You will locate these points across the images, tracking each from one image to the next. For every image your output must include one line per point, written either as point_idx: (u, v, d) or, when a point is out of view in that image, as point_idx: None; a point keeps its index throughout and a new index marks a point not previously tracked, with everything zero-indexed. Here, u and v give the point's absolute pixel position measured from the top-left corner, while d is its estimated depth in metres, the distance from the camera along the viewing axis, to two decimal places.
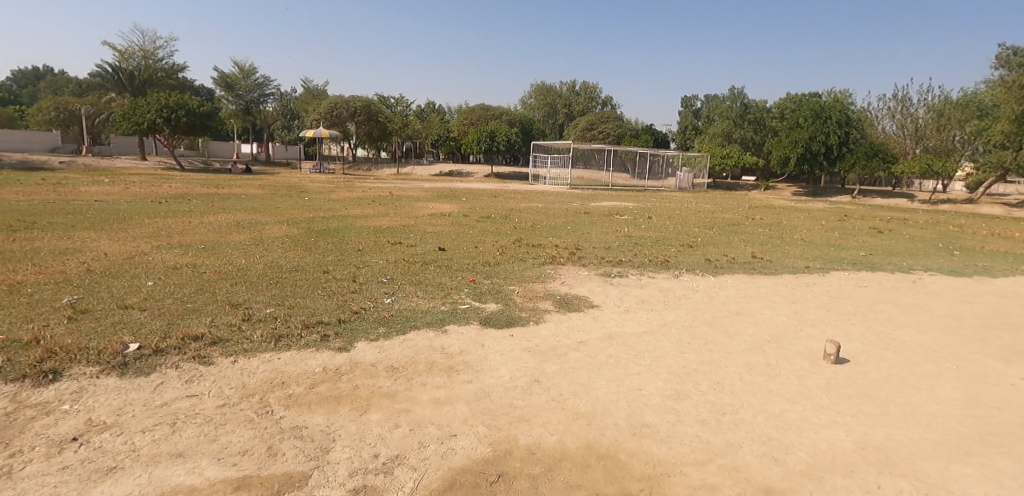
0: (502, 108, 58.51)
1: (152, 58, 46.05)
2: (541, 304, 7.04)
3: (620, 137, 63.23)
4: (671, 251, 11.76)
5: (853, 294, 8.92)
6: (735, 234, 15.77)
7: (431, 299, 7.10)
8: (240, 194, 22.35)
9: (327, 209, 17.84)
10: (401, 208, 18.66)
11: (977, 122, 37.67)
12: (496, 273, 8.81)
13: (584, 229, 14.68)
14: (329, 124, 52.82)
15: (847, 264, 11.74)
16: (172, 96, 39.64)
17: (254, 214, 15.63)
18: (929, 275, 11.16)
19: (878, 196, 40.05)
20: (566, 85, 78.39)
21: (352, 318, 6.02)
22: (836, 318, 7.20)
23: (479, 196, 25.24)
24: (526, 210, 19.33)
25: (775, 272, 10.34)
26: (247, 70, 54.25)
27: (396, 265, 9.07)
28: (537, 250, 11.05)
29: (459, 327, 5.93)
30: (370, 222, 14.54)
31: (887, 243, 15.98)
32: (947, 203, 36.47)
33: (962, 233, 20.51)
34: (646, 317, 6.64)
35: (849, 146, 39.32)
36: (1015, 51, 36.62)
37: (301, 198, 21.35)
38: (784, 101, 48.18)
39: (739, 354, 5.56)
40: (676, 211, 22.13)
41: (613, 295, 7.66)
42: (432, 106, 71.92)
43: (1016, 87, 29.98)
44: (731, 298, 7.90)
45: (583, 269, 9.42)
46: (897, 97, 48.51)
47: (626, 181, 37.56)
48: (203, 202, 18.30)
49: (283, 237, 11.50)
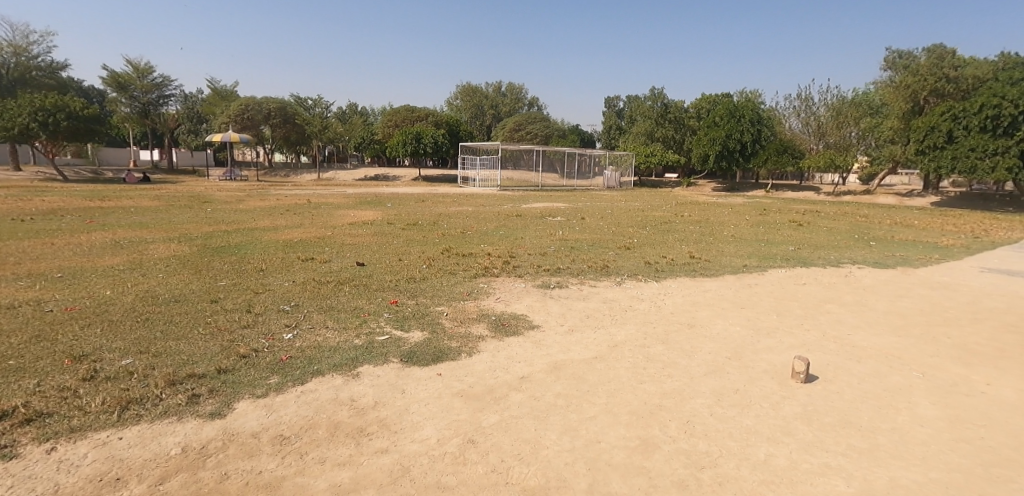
0: (427, 110, 56.89)
1: (25, 55, 41.20)
2: (473, 329, 6.03)
3: (547, 137, 63.49)
4: (610, 255, 11.13)
5: (797, 293, 8.54)
6: (669, 233, 15.45)
7: (343, 331, 5.91)
8: (131, 207, 19.87)
9: (231, 221, 16.02)
10: (317, 218, 17.08)
11: (872, 120, 40.42)
12: (423, 291, 7.73)
13: (517, 234, 13.84)
14: (239, 127, 49.04)
15: (781, 261, 11.53)
16: (48, 97, 35.33)
17: (141, 230, 13.69)
18: (859, 268, 11.12)
19: (789, 190, 42.26)
20: (492, 87, 77.93)
21: (236, 365, 4.82)
22: (789, 322, 6.68)
23: (405, 201, 23.90)
24: (456, 215, 18.31)
25: (716, 273, 9.89)
26: (142, 69, 49.61)
27: (303, 287, 7.79)
28: (468, 261, 10.05)
29: (373, 367, 4.84)
30: (279, 235, 13.03)
31: (810, 237, 16.22)
32: (849, 195, 38.90)
33: (871, 224, 21.41)
34: (593, 338, 5.81)
35: (762, 143, 41.07)
36: (900, 54, 39.46)
37: (203, 210, 19.21)
38: (701, 100, 49.81)
39: (702, 377, 4.83)
40: (607, 210, 21.84)
41: (555, 312, 6.78)
42: (355, 108, 69.21)
43: (903, 87, 32.09)
44: (679, 307, 7.24)
45: (519, 281, 8.52)
46: (801, 96, 51.40)
47: (555, 181, 37.34)
48: (82, 218, 15.94)
49: (170, 257, 9.92)
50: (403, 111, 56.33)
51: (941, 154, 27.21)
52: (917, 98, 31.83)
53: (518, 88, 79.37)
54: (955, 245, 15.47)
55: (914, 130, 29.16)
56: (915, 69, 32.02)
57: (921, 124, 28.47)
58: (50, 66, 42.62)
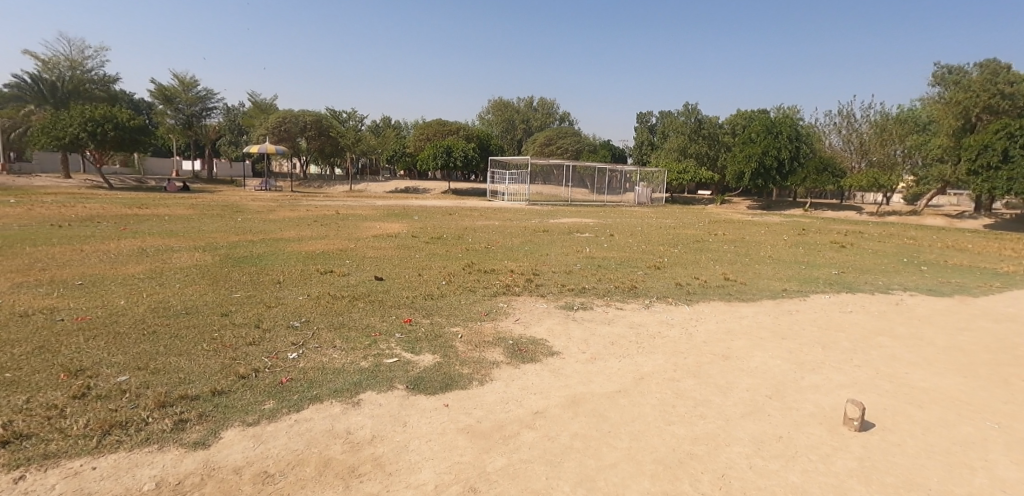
0: (459, 123, 57.21)
1: (80, 68, 43.03)
2: (488, 353, 5.64)
3: (578, 152, 63.15)
4: (638, 275, 10.63)
5: (843, 322, 7.89)
6: (702, 252, 14.80)
7: (350, 352, 5.58)
8: (165, 215, 20.25)
9: (258, 231, 16.09)
10: (343, 229, 17.03)
11: (918, 138, 38.73)
12: (439, 310, 7.39)
13: (542, 250, 13.44)
14: (277, 138, 50.01)
15: (823, 285, 10.81)
16: (97, 108, 36.74)
17: (169, 238, 13.77)
18: (910, 296, 10.33)
19: (829, 209, 40.73)
20: (524, 101, 78.16)
21: (233, 387, 4.53)
22: (837, 356, 6.09)
23: (432, 214, 23.80)
24: (482, 229, 18.02)
25: (753, 297, 9.29)
26: (187, 82, 51.28)
27: (317, 301, 7.53)
28: (489, 278, 9.68)
29: (376, 394, 4.49)
30: (302, 246, 12.93)
31: (854, 259, 15.35)
32: (893, 215, 37.25)
33: (920, 246, 20.23)
34: (618, 368, 5.35)
35: (801, 160, 39.81)
36: (950, 70, 37.80)
37: (233, 219, 19.41)
38: (736, 117, 48.75)
39: (739, 420, 4.34)
40: (637, 227, 21.24)
41: (577, 336, 6.34)
42: (389, 122, 70.23)
43: (954, 104, 30.58)
44: (713, 335, 6.71)
45: (541, 301, 8.11)
46: (842, 113, 49.81)
47: (585, 196, 36.86)
48: (115, 225, 16.21)
49: (191, 267, 9.85)
50: (436, 124, 56.72)
51: (995, 174, 25.72)
52: (968, 115, 30.29)
53: (550, 103, 79.51)
54: (1016, 272, 14.37)
55: (965, 148, 27.68)
56: (967, 85, 30.49)
57: (973, 143, 27.00)
58: (102, 79, 44.48)
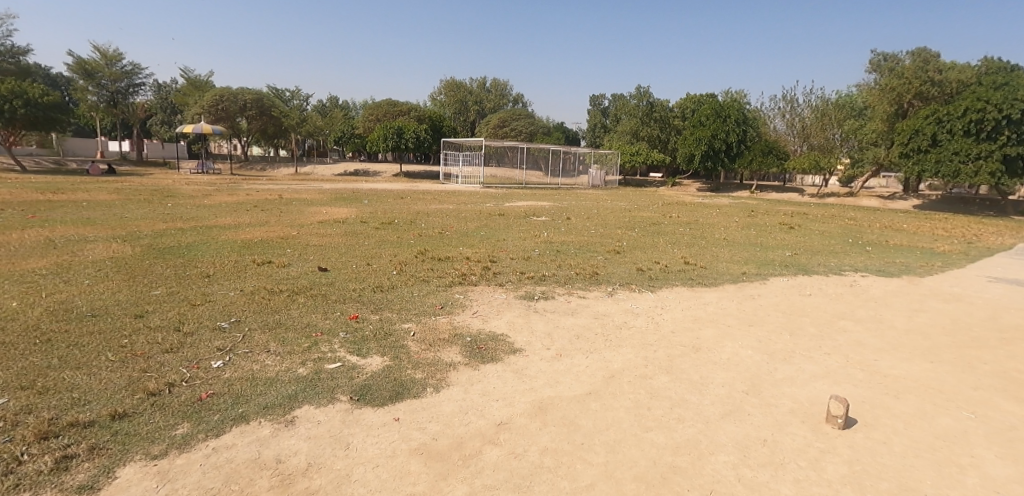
0: (409, 104, 55.56)
1: None
2: (443, 353, 5.07)
3: (531, 135, 62.73)
4: (598, 260, 10.26)
5: (805, 306, 7.74)
6: (660, 235, 14.63)
7: (286, 357, 4.93)
8: (84, 201, 18.51)
9: (191, 218, 14.84)
10: (285, 214, 15.97)
11: (856, 122, 40.19)
12: (390, 304, 6.75)
13: (498, 236, 12.91)
14: (213, 119, 46.93)
15: (780, 268, 10.74)
16: (5, 82, 33.43)
17: (86, 227, 12.45)
18: (863, 277, 10.38)
19: (774, 191, 41.91)
20: (476, 83, 76.84)
21: (138, 408, 3.85)
22: (807, 344, 5.85)
23: (382, 198, 22.83)
24: (435, 214, 17.30)
25: (714, 281, 9.07)
26: (111, 56, 47.49)
27: (251, 297, 6.77)
28: (444, 266, 9.07)
29: (313, 410, 3.88)
30: (239, 234, 11.93)
31: (803, 241, 15.53)
32: (832, 196, 38.69)
33: (863, 227, 20.78)
34: (585, 366, 4.90)
35: (747, 144, 40.68)
36: (886, 56, 39.21)
37: (163, 205, 17.95)
38: (686, 100, 49.38)
39: (720, 421, 3.98)
40: (593, 210, 20.99)
41: (539, 330, 5.85)
42: (336, 102, 67.65)
43: (889, 89, 31.72)
44: (680, 324, 6.38)
45: (499, 291, 7.59)
46: (785, 98, 51.18)
47: (539, 179, 36.52)
48: (24, 213, 14.60)
49: (106, 260, 8.82)
50: (384, 105, 54.86)
51: (925, 157, 26.81)
52: (901, 101, 31.46)
53: (502, 84, 78.52)
54: (953, 251, 14.85)
55: (898, 133, 28.74)
56: (900, 72, 31.56)
57: (905, 128, 28.04)
58: (11, 51, 40.62)
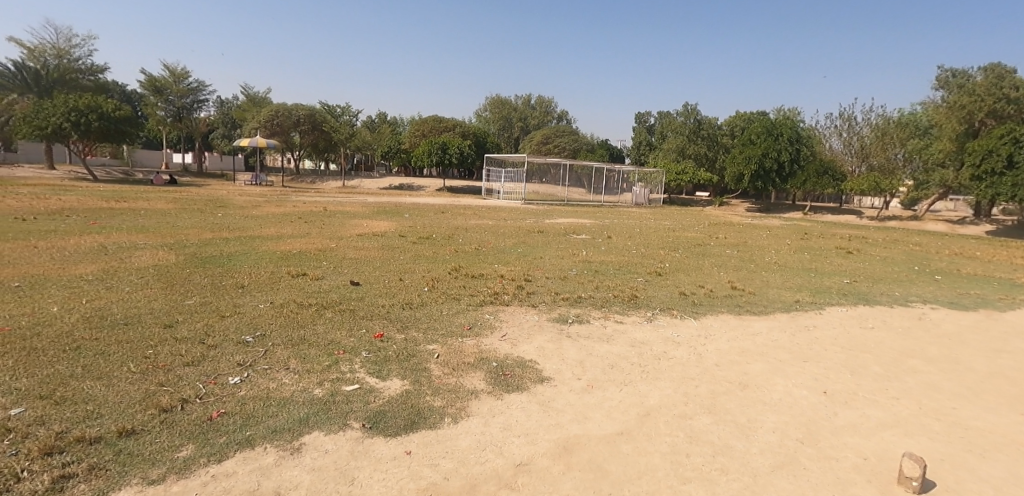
0: (455, 120, 56.29)
1: (66, 57, 41.94)
2: (465, 379, 4.78)
3: (576, 151, 62.47)
4: (638, 282, 9.81)
5: (866, 340, 7.09)
6: (705, 257, 13.99)
7: (304, 375, 4.75)
8: (141, 209, 19.31)
9: (236, 228, 15.19)
10: (327, 227, 16.19)
11: (920, 142, 38.07)
12: (417, 322, 6.53)
13: (535, 253, 12.61)
14: (268, 133, 48.86)
15: (837, 296, 10.00)
16: (82, 97, 35.74)
17: (137, 235, 12.86)
18: (932, 309, 9.52)
19: (829, 213, 40.04)
20: (522, 99, 77.40)
21: (147, 425, 3.73)
22: (870, 386, 5.27)
23: (424, 212, 22.95)
24: (473, 229, 17.17)
25: (764, 309, 8.48)
26: (178, 73, 50.14)
27: (279, 310, 6.69)
28: (477, 284, 8.82)
29: (323, 437, 3.66)
30: (279, 245, 12.07)
31: (862, 267, 14.56)
32: (893, 220, 36.63)
33: (928, 254, 19.44)
34: (618, 401, 4.52)
35: (801, 163, 39.15)
36: (954, 73, 37.09)
37: (213, 214, 18.55)
38: (736, 118, 48.09)
39: (769, 476, 3.54)
40: (636, 229, 20.43)
41: (571, 358, 5.49)
42: (385, 118, 69.37)
43: (958, 107, 29.92)
44: (725, 356, 5.89)
45: (532, 312, 7.27)
46: (843, 116, 49.14)
47: (582, 196, 36.11)
48: (84, 219, 15.29)
49: (149, 267, 9.00)
50: (431, 121, 55.78)
51: (999, 180, 25.01)
52: (972, 119, 29.59)
53: (547, 101, 78.80)
54: None
55: (969, 153, 26.99)
56: (971, 89, 29.85)
57: (977, 148, 26.30)
58: (90, 68, 43.52)
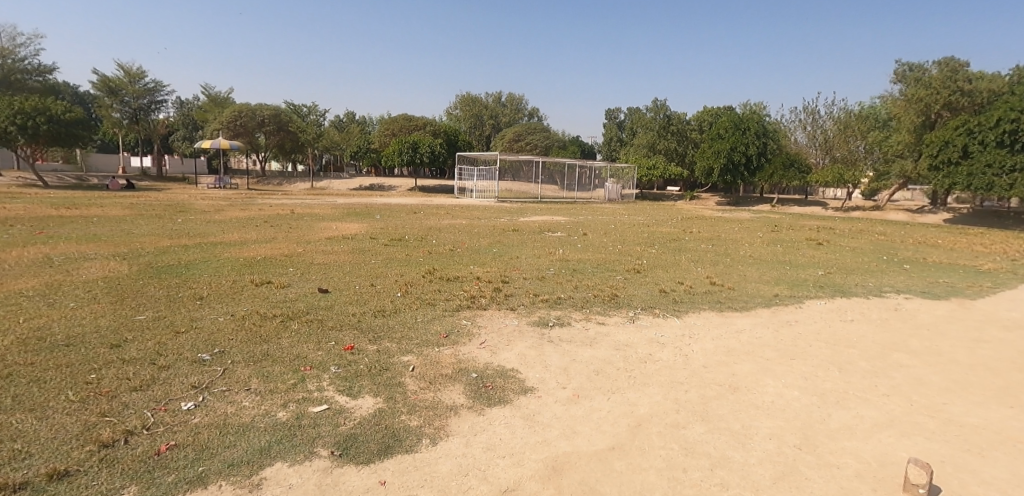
0: (425, 119, 55.60)
1: (11, 58, 39.91)
2: (443, 394, 4.46)
3: (547, 148, 62.45)
4: (617, 281, 9.61)
5: (850, 334, 6.99)
6: (681, 253, 13.90)
7: (267, 397, 4.37)
8: (95, 216, 18.35)
9: (197, 234, 14.52)
10: (295, 230, 15.65)
11: (880, 134, 39.10)
12: (390, 332, 6.16)
13: (511, 253, 12.32)
14: (231, 134, 47.46)
15: (815, 289, 9.94)
16: (29, 99, 33.94)
17: (89, 244, 12.14)
18: (907, 299, 9.55)
19: (796, 205, 40.85)
20: (492, 97, 77.02)
21: (84, 466, 3.32)
22: (862, 383, 5.12)
23: (395, 213, 22.46)
24: (446, 229, 16.80)
25: (745, 305, 8.35)
26: (133, 73, 48.24)
27: (240, 324, 6.24)
28: (452, 288, 8.48)
29: (286, 469, 3.32)
30: (242, 251, 11.49)
31: (835, 258, 14.67)
32: (857, 210, 37.50)
33: (894, 243, 19.83)
34: (607, 410, 4.26)
35: (767, 156, 39.79)
36: (911, 66, 38.14)
37: (172, 220, 17.74)
38: (704, 113, 48.66)
39: (772, 489, 3.33)
40: (610, 225, 20.32)
41: (554, 365, 5.21)
42: (353, 117, 68.21)
43: (915, 99, 30.67)
44: (712, 357, 5.69)
45: (511, 316, 6.98)
46: (807, 110, 50.23)
47: (555, 193, 36.05)
48: (31, 229, 14.41)
49: (99, 280, 8.39)
50: (400, 120, 55.04)
51: (956, 170, 25.70)
52: (929, 112, 30.36)
53: (518, 98, 78.58)
54: (998, 270, 13.85)
55: (927, 144, 27.68)
56: (927, 82, 30.56)
57: (934, 139, 26.98)
58: (38, 69, 41.49)
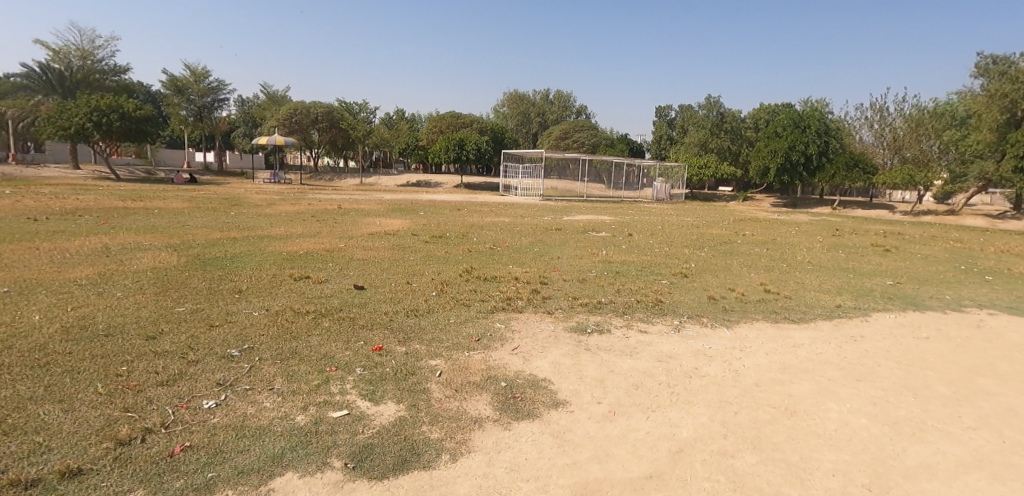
0: (473, 116, 55.85)
1: (90, 58, 42.44)
2: (469, 404, 4.21)
3: (595, 147, 61.57)
4: (663, 285, 9.14)
5: (923, 353, 6.34)
6: (733, 256, 13.20)
7: (288, 398, 4.22)
8: (155, 208, 19.18)
9: (246, 227, 14.88)
10: (339, 225, 15.84)
11: (956, 133, 36.49)
12: (421, 333, 5.96)
13: (553, 253, 12.01)
14: (287, 130, 49.03)
15: (882, 300, 9.16)
16: (104, 98, 35.97)
17: (145, 235, 12.59)
18: (989, 315, 8.69)
19: (859, 208, 38.66)
20: (540, 94, 76.64)
21: (97, 465, 3.24)
22: (939, 413, 4.58)
23: (440, 209, 22.51)
24: (489, 227, 16.63)
25: (802, 315, 7.75)
26: (199, 73, 50.47)
27: (274, 319, 6.19)
28: (489, 288, 8.25)
29: (296, 481, 3.14)
30: (287, 245, 11.65)
31: (903, 266, 13.64)
32: (928, 214, 35.09)
33: (970, 251, 18.36)
34: (645, 432, 3.93)
35: (829, 156, 37.75)
36: (994, 60, 35.40)
37: (225, 213, 18.31)
38: (760, 110, 46.75)
39: None
40: (658, 226, 19.67)
41: (590, 376, 4.89)
42: (403, 114, 69.29)
43: (999, 96, 28.41)
44: (765, 374, 5.24)
45: (548, 320, 6.68)
46: (873, 107, 47.52)
47: (601, 191, 35.43)
48: (95, 220, 15.11)
49: (148, 270, 8.60)
50: (449, 117, 55.46)
51: None
52: (1014, 109, 28.12)
53: (566, 96, 77.85)
54: None
55: (1011, 144, 25.56)
56: (1013, 77, 28.36)
57: (1020, 138, 24.89)
58: (113, 69, 44.00)
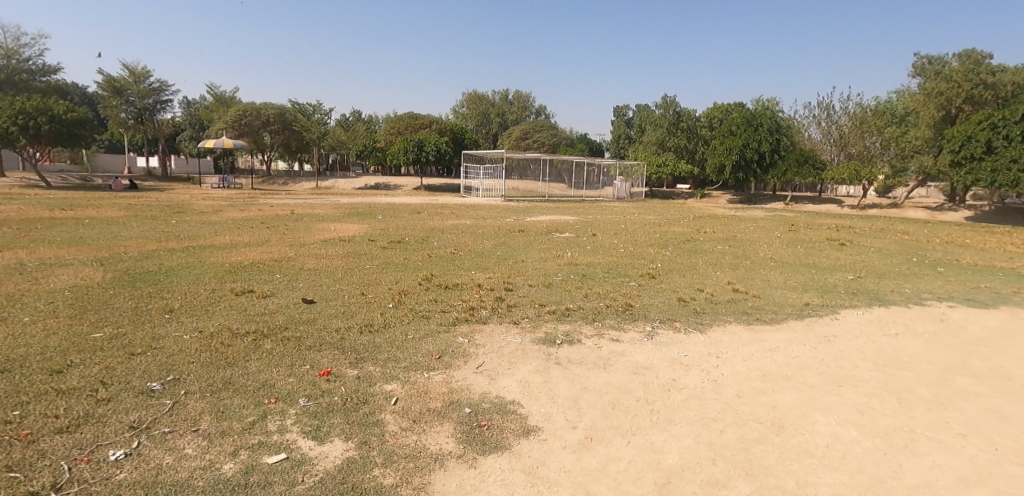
0: (431, 117, 54.95)
1: (16, 57, 39.61)
2: (429, 437, 3.70)
3: (555, 147, 61.64)
4: (631, 288, 8.82)
5: (899, 351, 6.18)
6: (697, 255, 13.05)
7: (215, 442, 3.61)
8: (88, 218, 17.79)
9: (187, 236, 13.86)
10: (291, 232, 14.99)
11: (897, 129, 37.94)
12: (376, 352, 5.40)
13: (516, 256, 11.57)
14: (236, 133, 47.08)
15: (848, 297, 9.06)
16: (30, 100, 33.51)
17: (71, 248, 11.49)
18: (951, 308, 8.70)
19: (810, 203, 39.77)
20: (499, 95, 76.32)
21: None
22: (928, 419, 4.34)
23: (398, 213, 21.78)
24: (449, 230, 16.08)
25: (775, 315, 7.51)
26: (139, 73, 47.87)
27: (207, 342, 5.51)
28: (451, 297, 7.72)
29: None
30: (229, 256, 10.79)
31: (861, 260, 13.78)
32: (874, 208, 36.34)
33: (920, 243, 18.87)
34: (628, 461, 3.53)
35: (781, 153, 38.65)
36: (931, 59, 36.94)
37: (167, 222, 17.09)
38: (715, 109, 47.64)
39: None
40: (620, 225, 19.51)
41: (563, 396, 4.43)
42: (359, 116, 67.74)
43: (935, 94, 29.36)
44: (746, 384, 4.90)
45: (514, 331, 6.21)
46: (821, 105, 49.07)
47: (562, 191, 35.27)
48: (16, 232, 13.80)
49: (67, 289, 7.70)
50: (406, 118, 54.41)
51: (979, 166, 24.58)
52: (949, 106, 29.14)
53: (525, 96, 77.74)
54: None
55: (948, 139, 26.51)
56: (949, 75, 29.40)
57: (957, 134, 25.84)
58: (42, 69, 41.19)
